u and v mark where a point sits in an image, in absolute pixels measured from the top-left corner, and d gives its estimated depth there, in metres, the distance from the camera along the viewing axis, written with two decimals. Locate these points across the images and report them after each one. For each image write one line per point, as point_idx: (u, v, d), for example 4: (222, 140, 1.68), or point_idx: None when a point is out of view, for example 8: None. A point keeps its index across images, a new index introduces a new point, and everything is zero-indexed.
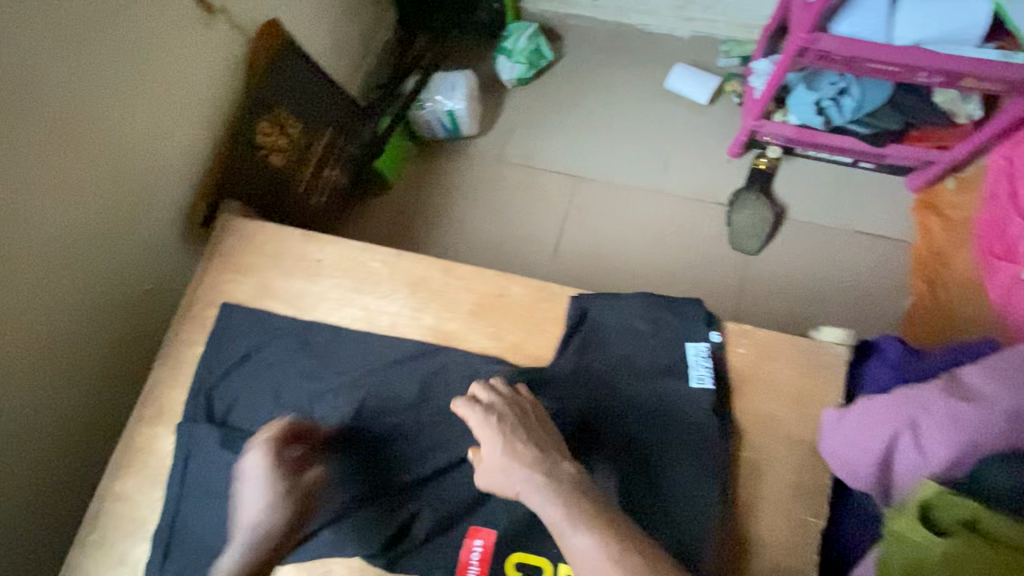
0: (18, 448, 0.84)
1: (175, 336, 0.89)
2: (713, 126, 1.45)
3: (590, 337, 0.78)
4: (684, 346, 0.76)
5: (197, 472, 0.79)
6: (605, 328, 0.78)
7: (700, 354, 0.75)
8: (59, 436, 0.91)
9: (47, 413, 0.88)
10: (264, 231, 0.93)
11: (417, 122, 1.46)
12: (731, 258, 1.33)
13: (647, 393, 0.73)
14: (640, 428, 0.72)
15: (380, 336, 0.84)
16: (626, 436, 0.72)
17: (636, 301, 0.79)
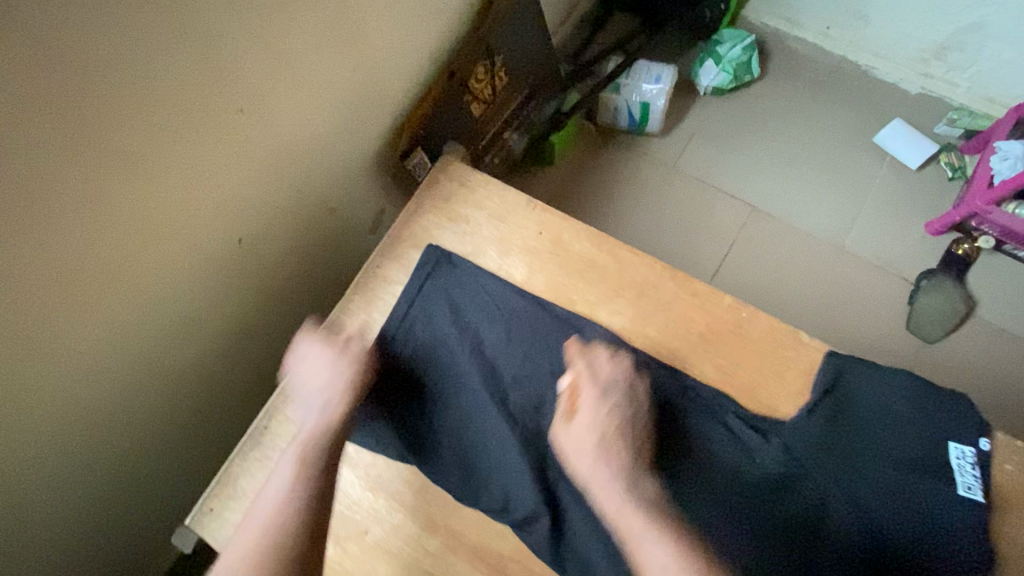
0: (192, 335, 0.80)
1: (372, 270, 0.84)
2: (915, 194, 1.33)
3: (842, 406, 0.70)
4: (946, 445, 0.68)
5: (388, 416, 0.76)
6: (860, 396, 0.71)
7: (963, 458, 0.67)
8: (227, 335, 0.87)
9: (226, 309, 0.84)
10: (488, 185, 0.86)
11: (604, 105, 1.38)
12: (901, 339, 1.24)
13: (893, 478, 0.67)
14: (878, 507, 0.66)
15: (595, 332, 0.77)
16: (861, 515, 0.66)
17: (901, 379, 0.71)
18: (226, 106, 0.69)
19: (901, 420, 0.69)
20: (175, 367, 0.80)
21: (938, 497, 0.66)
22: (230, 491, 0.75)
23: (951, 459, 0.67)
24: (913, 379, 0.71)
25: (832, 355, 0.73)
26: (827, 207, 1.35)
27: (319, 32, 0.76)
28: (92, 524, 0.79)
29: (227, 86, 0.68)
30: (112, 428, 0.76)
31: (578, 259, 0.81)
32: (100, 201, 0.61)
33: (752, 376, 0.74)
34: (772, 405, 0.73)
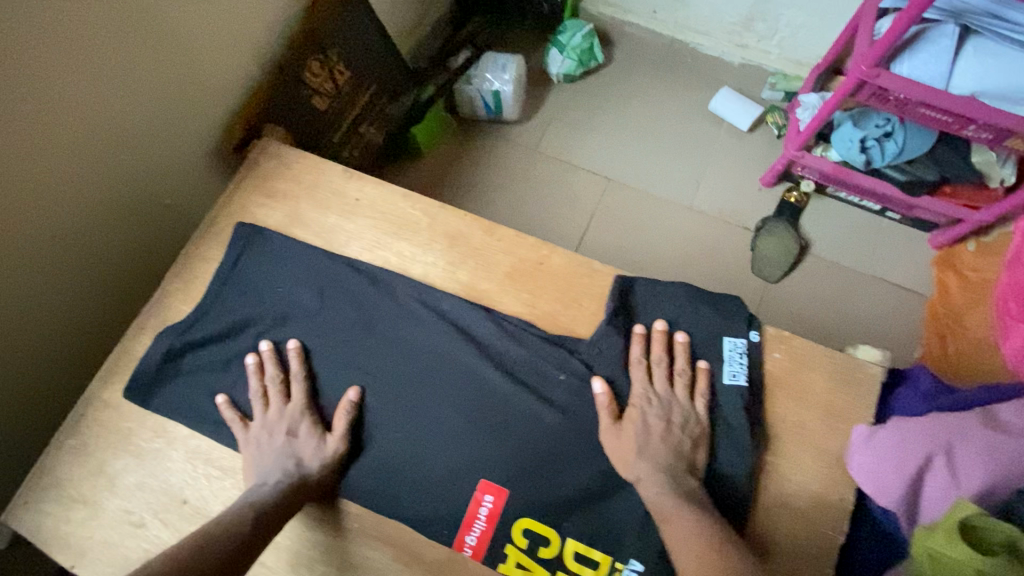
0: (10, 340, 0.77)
1: (193, 251, 0.85)
2: (751, 153, 1.46)
3: (629, 318, 0.76)
4: (721, 342, 0.75)
5: (212, 387, 0.76)
6: (648, 309, 0.77)
7: (736, 350, 0.74)
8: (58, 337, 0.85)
9: (48, 311, 0.82)
10: (307, 161, 0.90)
11: (460, 97, 1.45)
12: (751, 282, 1.34)
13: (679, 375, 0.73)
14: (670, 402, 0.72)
15: (409, 280, 0.80)
16: None
17: (681, 289, 0.78)
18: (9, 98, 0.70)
19: (681, 326, 0.76)
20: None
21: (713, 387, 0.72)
22: (44, 484, 0.73)
23: (726, 352, 0.74)
24: (691, 289, 0.78)
25: (622, 276, 0.79)
26: (675, 172, 1.46)
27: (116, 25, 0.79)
28: None
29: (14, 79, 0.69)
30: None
31: (393, 218, 0.85)
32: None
33: (555, 304, 0.80)
34: (572, 328, 0.78)
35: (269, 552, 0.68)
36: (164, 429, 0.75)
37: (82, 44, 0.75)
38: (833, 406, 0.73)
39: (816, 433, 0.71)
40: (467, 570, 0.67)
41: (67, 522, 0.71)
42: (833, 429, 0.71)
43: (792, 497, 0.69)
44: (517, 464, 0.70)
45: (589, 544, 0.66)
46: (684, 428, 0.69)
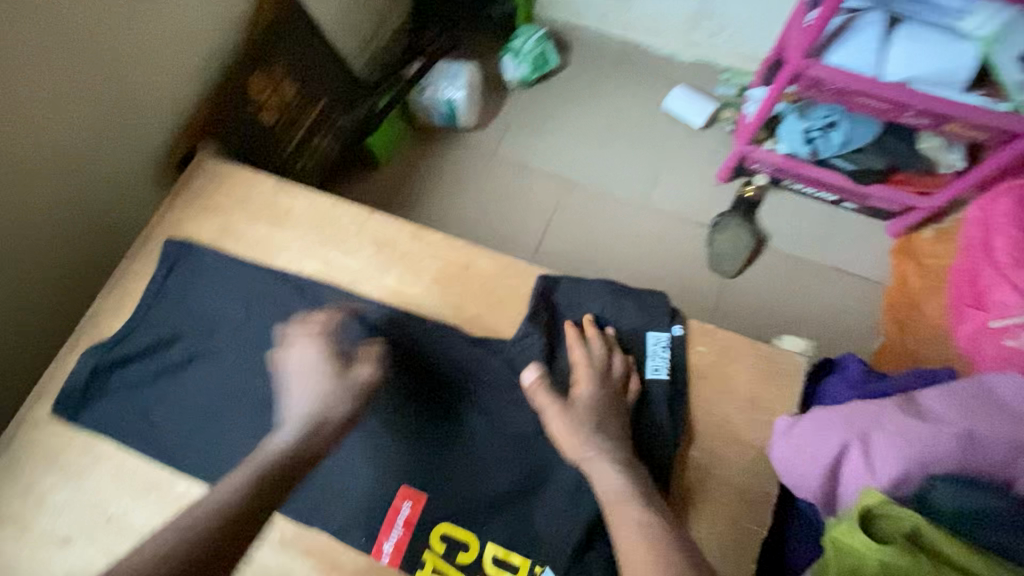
0: None
1: (125, 268, 0.85)
2: (706, 150, 1.46)
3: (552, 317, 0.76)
4: (644, 336, 0.74)
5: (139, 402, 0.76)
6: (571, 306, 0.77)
7: (658, 344, 0.74)
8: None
9: None
10: (240, 174, 0.91)
11: (415, 106, 1.46)
12: (708, 279, 1.33)
13: None
14: None
15: (337, 288, 0.81)
16: None
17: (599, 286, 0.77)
18: None
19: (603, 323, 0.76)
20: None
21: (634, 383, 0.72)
22: None
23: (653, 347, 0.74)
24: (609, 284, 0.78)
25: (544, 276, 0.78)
26: (632, 172, 1.46)
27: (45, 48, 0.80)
28: None
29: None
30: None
31: (321, 228, 0.85)
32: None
33: (481, 306, 0.80)
34: (497, 329, 0.78)
35: None
36: (92, 444, 0.75)
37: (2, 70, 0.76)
38: (755, 398, 0.72)
39: (738, 425, 0.71)
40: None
41: None
42: (756, 421, 0.71)
43: (714, 491, 0.68)
44: (457, 471, 0.69)
45: (508, 547, 0.65)
46: None
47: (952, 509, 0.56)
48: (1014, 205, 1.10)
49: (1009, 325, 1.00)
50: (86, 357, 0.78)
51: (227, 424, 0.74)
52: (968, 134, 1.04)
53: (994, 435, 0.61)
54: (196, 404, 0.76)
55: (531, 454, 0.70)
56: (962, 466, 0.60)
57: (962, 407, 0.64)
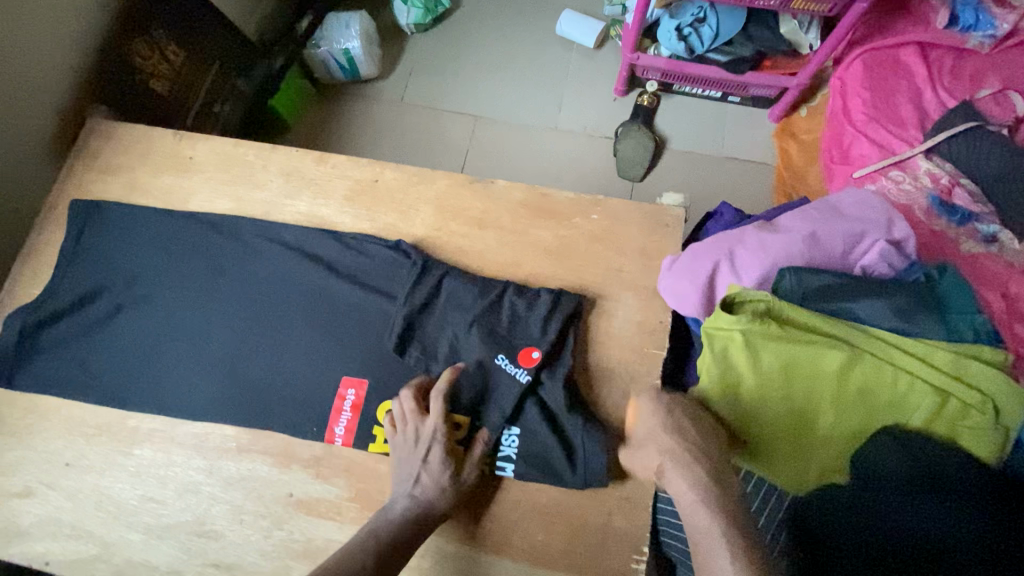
0: None
1: (36, 237, 0.86)
2: (601, 67, 1.55)
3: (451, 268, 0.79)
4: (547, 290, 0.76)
5: (75, 354, 0.78)
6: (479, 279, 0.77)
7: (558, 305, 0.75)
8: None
9: None
10: (135, 132, 0.91)
11: (315, 62, 1.47)
12: (619, 185, 1.43)
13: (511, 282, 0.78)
14: (512, 292, 0.76)
15: (252, 219, 0.84)
16: (496, 304, 0.76)
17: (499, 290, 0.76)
18: None
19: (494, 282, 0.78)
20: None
21: (534, 262, 0.81)
22: None
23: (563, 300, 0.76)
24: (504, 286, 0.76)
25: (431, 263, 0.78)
26: (536, 98, 1.53)
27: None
28: None
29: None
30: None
31: (228, 168, 0.88)
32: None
33: (392, 214, 0.85)
34: (411, 232, 0.84)
35: (156, 487, 0.73)
36: (37, 404, 0.77)
37: None
38: (645, 249, 0.81)
39: (633, 273, 0.80)
40: (342, 458, 0.73)
41: None
42: (648, 268, 0.80)
43: (620, 331, 0.77)
44: (380, 365, 0.76)
45: None
46: (514, 318, 0.75)
47: (797, 290, 0.67)
48: (863, 69, 1.25)
49: (869, 173, 1.16)
50: (10, 322, 0.79)
51: (165, 359, 0.77)
52: (813, 8, 1.16)
53: (832, 231, 0.73)
54: (128, 347, 0.78)
55: (444, 347, 0.75)
56: (809, 261, 0.72)
57: (808, 218, 0.75)
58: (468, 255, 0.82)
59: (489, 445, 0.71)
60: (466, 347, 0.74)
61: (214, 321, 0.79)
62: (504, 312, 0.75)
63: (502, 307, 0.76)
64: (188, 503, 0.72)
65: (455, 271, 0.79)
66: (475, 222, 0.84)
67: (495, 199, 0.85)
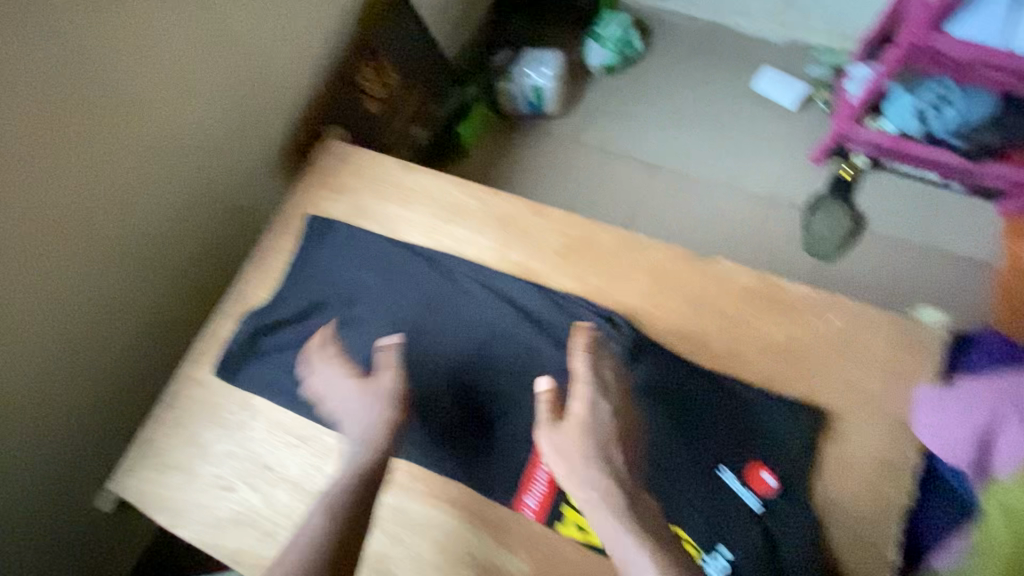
0: (102, 331, 0.86)
1: (268, 243, 0.93)
2: (799, 131, 1.43)
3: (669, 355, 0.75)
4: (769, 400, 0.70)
5: (292, 361, 0.82)
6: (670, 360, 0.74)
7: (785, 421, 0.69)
8: (140, 324, 0.92)
9: (141, 302, 0.91)
10: (365, 158, 0.96)
11: (504, 95, 1.50)
12: (806, 262, 1.31)
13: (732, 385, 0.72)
14: (729, 397, 0.71)
15: (466, 261, 0.85)
16: (714, 411, 0.71)
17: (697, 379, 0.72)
18: (102, 115, 0.79)
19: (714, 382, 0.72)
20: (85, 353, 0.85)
21: (759, 360, 0.74)
22: (146, 454, 0.81)
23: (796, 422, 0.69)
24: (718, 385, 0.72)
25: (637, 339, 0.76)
26: (720, 155, 1.45)
27: (188, 35, 0.86)
28: (54, 502, 0.88)
29: (90, 76, 0.76)
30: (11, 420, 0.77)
31: (448, 205, 0.90)
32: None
33: (604, 279, 0.82)
34: (622, 301, 0.80)
35: None
36: (249, 402, 0.82)
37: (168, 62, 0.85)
38: (893, 372, 0.72)
39: (874, 397, 0.70)
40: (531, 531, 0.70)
41: (170, 487, 0.79)
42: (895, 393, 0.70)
43: (855, 460, 0.68)
44: None
45: None
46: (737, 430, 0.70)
47: None
48: None
49: None
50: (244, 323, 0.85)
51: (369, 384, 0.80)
52: None
53: None
54: None
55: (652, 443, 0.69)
56: None
57: None
58: (682, 338, 0.77)
59: None
60: (677, 448, 0.69)
61: (420, 356, 0.80)
62: (721, 422, 0.70)
63: (720, 414, 0.71)
64: (376, 538, 0.72)
65: (670, 358, 0.74)
66: (694, 303, 0.78)
67: (717, 281, 0.79)
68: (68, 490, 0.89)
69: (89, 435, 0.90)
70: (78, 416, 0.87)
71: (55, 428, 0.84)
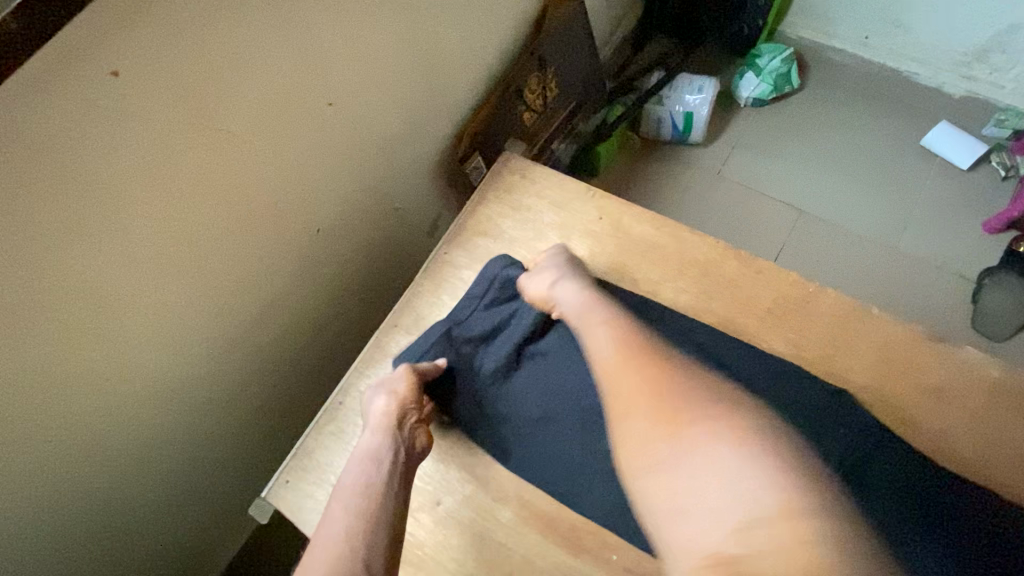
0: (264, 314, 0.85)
1: (440, 254, 0.88)
2: (971, 194, 1.32)
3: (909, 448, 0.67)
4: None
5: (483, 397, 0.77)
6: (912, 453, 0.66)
7: None
8: (293, 313, 0.90)
9: (295, 292, 0.89)
10: (548, 177, 0.90)
11: (648, 117, 1.43)
12: (966, 338, 1.20)
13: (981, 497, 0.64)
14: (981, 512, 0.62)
15: (663, 307, 0.79)
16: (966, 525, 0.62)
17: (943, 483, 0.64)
18: (305, 104, 0.76)
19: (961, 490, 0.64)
20: (237, 336, 0.84)
21: (1004, 470, 0.66)
22: (305, 466, 0.77)
23: None
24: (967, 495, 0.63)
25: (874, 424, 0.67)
26: (877, 208, 1.34)
27: (388, 28, 0.83)
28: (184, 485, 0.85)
29: (304, 64, 0.73)
30: (164, 392, 0.77)
31: (641, 242, 0.84)
32: (177, 153, 0.64)
33: (821, 348, 0.74)
34: (843, 376, 0.73)
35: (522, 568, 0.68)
36: None
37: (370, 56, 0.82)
38: None
39: None
40: None
41: (324, 505, 0.75)
42: None
43: None
44: None
45: None
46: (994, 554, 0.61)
47: None
48: None
49: None
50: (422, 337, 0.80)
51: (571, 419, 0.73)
52: None
53: None
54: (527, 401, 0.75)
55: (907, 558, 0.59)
56: None
57: None
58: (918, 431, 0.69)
59: None
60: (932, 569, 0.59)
61: None
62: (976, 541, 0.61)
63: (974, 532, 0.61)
64: None
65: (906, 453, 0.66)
66: (931, 393, 0.70)
67: (963, 372, 0.70)
68: (191, 465, 0.88)
69: (228, 414, 0.89)
70: (223, 397, 0.86)
71: (203, 404, 0.84)
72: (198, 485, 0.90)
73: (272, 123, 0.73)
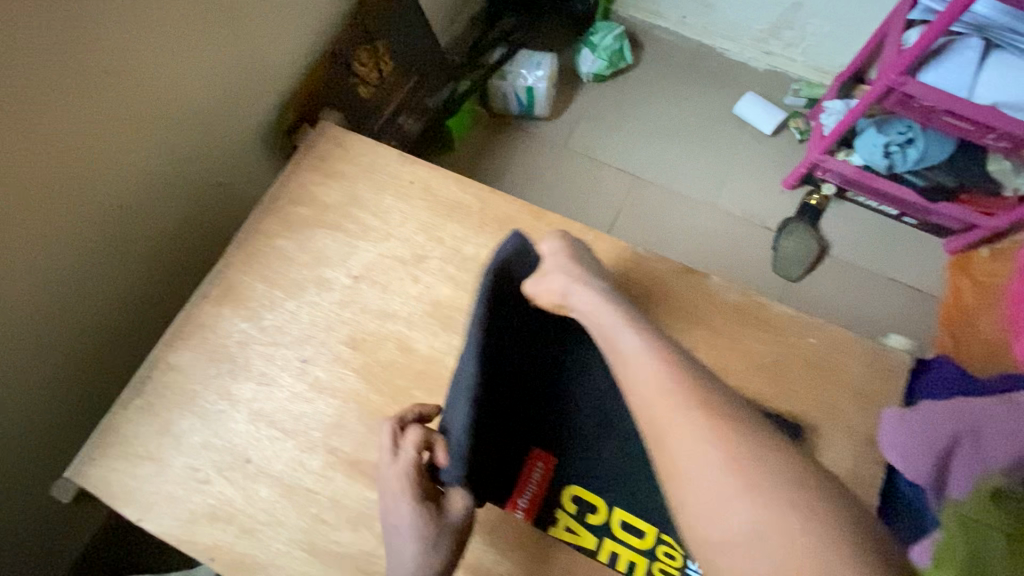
0: (74, 302, 0.81)
1: (253, 224, 0.88)
2: (774, 157, 1.51)
3: None
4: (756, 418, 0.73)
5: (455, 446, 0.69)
6: None
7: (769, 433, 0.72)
8: (108, 299, 0.87)
9: (106, 278, 0.85)
10: (362, 145, 0.93)
11: (494, 93, 1.50)
12: (771, 281, 1.39)
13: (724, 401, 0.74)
14: None
15: (464, 260, 0.85)
16: None
17: None
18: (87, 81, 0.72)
19: None
20: (46, 334, 0.79)
21: (744, 375, 0.77)
22: (112, 441, 0.77)
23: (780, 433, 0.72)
24: None
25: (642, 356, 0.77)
26: (700, 171, 1.50)
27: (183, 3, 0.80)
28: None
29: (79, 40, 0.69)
30: None
31: (447, 201, 0.89)
32: None
33: None
34: None
35: (330, 509, 0.72)
36: (229, 392, 0.79)
37: (164, 29, 0.79)
38: (865, 395, 0.76)
39: (846, 415, 0.75)
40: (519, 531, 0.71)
41: (135, 477, 0.75)
42: (865, 413, 0.75)
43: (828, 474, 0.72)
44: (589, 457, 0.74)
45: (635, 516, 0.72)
46: None
47: None
48: None
49: None
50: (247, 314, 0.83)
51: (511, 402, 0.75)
52: None
53: None
54: (346, 364, 0.79)
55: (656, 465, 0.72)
56: None
57: None
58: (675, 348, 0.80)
59: (673, 561, 0.70)
60: None
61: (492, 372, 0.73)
62: None
63: None
64: (361, 535, 0.71)
65: None
66: (685, 316, 0.81)
67: (710, 295, 0.82)
68: (11, 471, 0.83)
69: (48, 412, 0.84)
70: (33, 395, 0.81)
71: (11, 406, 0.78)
72: (24, 486, 0.86)
73: (45, 101, 0.68)
